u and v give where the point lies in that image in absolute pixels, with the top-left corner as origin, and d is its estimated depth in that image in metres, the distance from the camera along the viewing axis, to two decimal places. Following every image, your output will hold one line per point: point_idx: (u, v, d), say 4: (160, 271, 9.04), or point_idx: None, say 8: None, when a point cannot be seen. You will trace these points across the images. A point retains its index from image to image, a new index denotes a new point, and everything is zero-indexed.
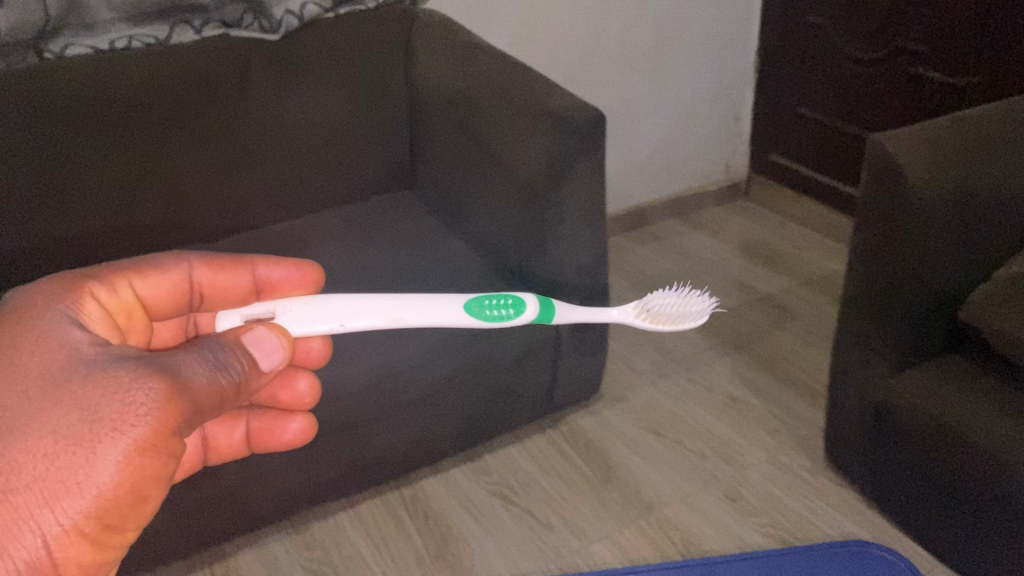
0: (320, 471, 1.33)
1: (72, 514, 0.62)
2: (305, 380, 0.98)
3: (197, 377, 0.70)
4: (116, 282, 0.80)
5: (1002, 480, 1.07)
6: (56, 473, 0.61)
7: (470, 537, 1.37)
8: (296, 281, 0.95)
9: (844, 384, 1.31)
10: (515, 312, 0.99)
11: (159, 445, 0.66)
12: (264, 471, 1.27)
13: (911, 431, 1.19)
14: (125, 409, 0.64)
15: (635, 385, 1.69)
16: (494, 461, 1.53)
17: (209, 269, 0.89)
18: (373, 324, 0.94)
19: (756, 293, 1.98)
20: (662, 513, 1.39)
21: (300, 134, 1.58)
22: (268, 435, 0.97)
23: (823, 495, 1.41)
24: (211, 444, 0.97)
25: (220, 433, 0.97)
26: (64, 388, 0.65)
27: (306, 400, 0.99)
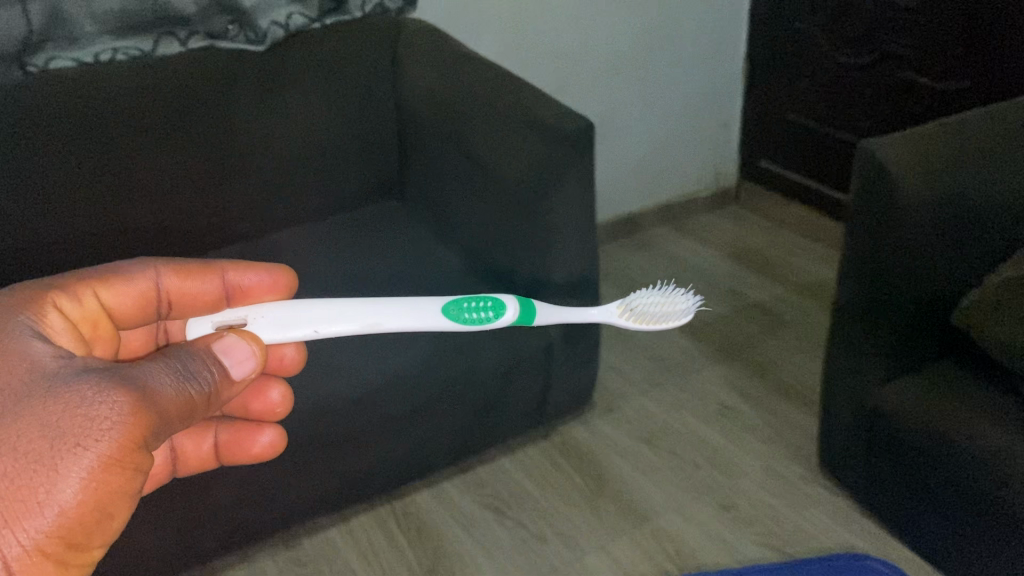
0: (306, 490, 1.29)
1: (33, 533, 0.58)
2: (276, 392, 0.96)
3: (165, 388, 0.65)
4: (80, 290, 0.77)
5: (1001, 489, 1.04)
6: (16, 491, 0.57)
7: (463, 552, 1.33)
8: (268, 285, 0.91)
9: (837, 392, 1.28)
10: (495, 315, 0.91)
11: (125, 460, 0.62)
12: (248, 491, 1.23)
13: (909, 442, 1.16)
14: (89, 423, 0.60)
15: (628, 395, 1.67)
16: (486, 472, 1.50)
17: (177, 277, 0.86)
18: (349, 331, 0.87)
19: (752, 300, 1.95)
20: (657, 524, 1.36)
21: (289, 146, 1.55)
22: (234, 447, 0.96)
23: (819, 504, 1.38)
24: (178, 455, 0.96)
25: (188, 442, 0.96)
26: (23, 402, 0.60)
27: (275, 412, 0.96)
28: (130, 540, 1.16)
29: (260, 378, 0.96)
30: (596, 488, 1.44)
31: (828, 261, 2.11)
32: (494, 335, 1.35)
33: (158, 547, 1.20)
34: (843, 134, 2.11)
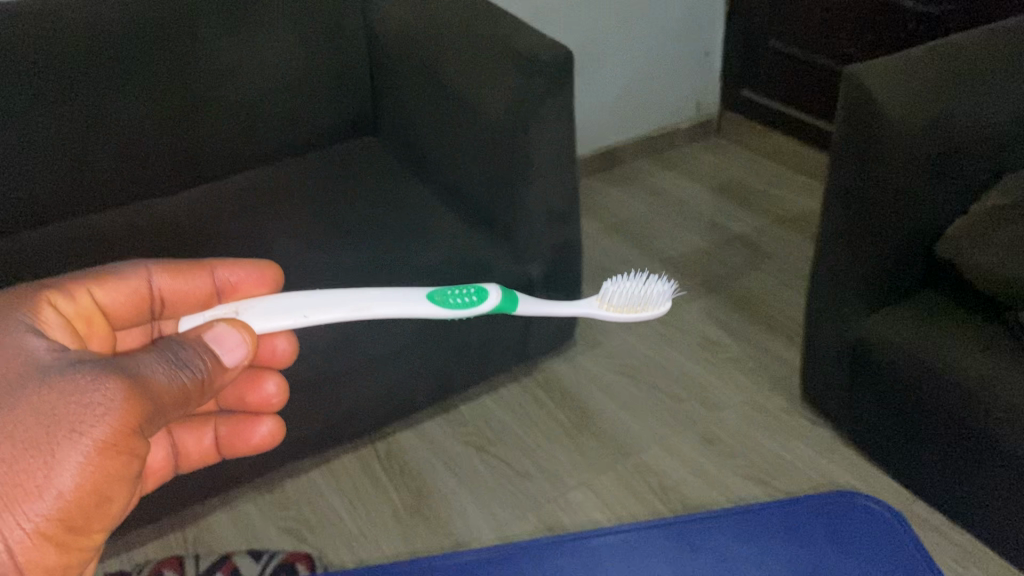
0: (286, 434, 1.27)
1: (33, 517, 0.56)
2: (273, 382, 0.91)
3: (157, 376, 0.63)
4: (74, 289, 0.73)
5: (985, 421, 1.04)
6: (14, 477, 0.55)
7: (446, 490, 1.33)
8: (257, 280, 0.87)
9: (820, 323, 1.27)
10: (479, 299, 0.88)
11: (121, 444, 0.59)
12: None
13: (891, 376, 1.16)
14: (83, 410, 0.57)
15: (610, 330, 1.65)
16: (469, 411, 1.48)
17: (169, 275, 0.81)
18: (339, 317, 0.82)
19: (733, 232, 1.93)
20: (640, 458, 1.36)
21: (256, 80, 1.49)
22: (235, 438, 0.90)
23: (801, 435, 1.38)
24: (176, 452, 0.88)
25: (185, 436, 0.89)
26: (18, 391, 0.57)
27: (272, 402, 0.92)
28: None
29: (253, 369, 0.91)
30: (579, 425, 1.43)
31: (810, 192, 2.09)
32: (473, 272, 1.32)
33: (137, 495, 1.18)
34: (827, 62, 2.07)
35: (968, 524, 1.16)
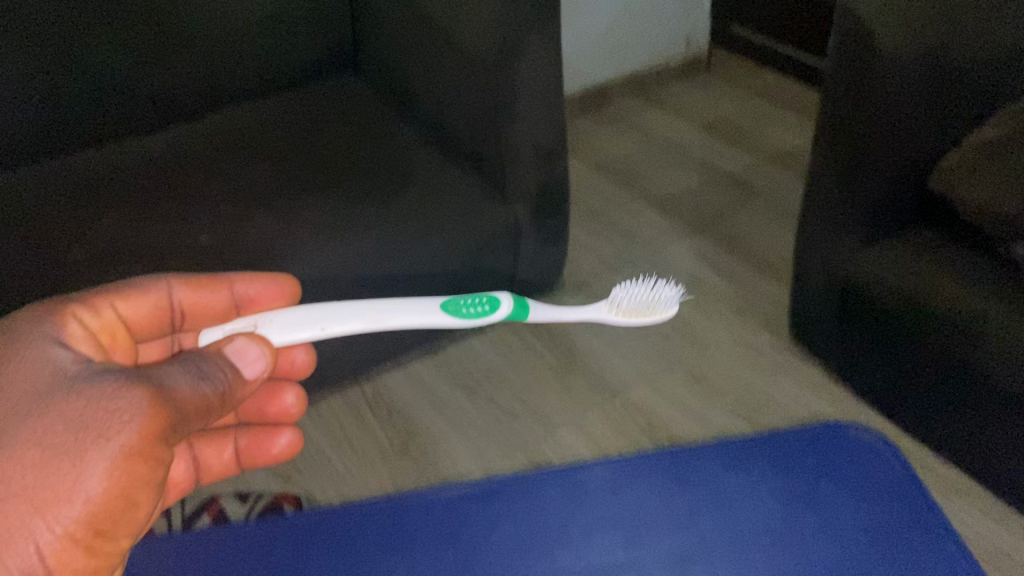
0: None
1: (64, 520, 0.61)
2: (292, 394, 1.00)
3: (179, 385, 0.69)
4: (98, 303, 0.79)
5: (977, 353, 1.03)
6: (46, 479, 0.61)
7: (435, 430, 1.33)
8: (274, 293, 0.91)
9: (810, 260, 1.26)
10: (491, 308, 0.97)
11: (146, 451, 0.64)
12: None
13: (882, 311, 1.15)
14: (110, 416, 0.63)
15: (597, 270, 1.63)
16: (456, 352, 1.47)
17: (188, 288, 0.86)
18: (355, 328, 0.90)
19: (722, 171, 1.91)
20: (628, 397, 1.36)
21: (231, 14, 1.44)
22: (256, 446, 0.97)
23: (788, 372, 1.38)
24: (199, 461, 0.96)
25: (210, 446, 0.96)
26: (48, 401, 0.64)
27: (290, 413, 1.00)
28: None
29: (272, 383, 0.99)
30: (567, 365, 1.43)
31: (800, 129, 2.07)
32: (459, 212, 1.30)
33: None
34: None
35: (957, 455, 1.17)
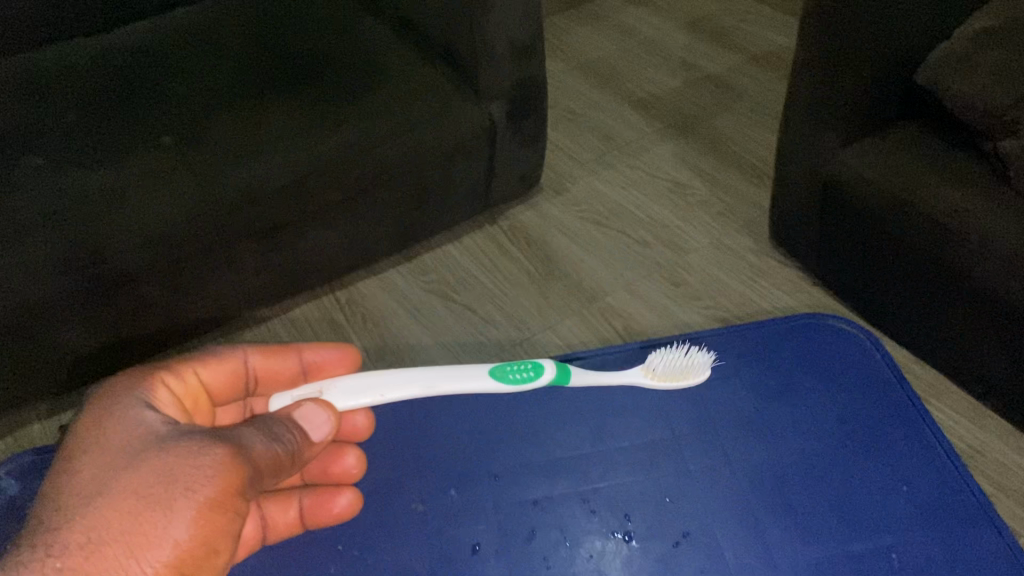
0: (239, 281, 1.21)
1: (152, 566, 0.55)
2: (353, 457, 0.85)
3: (256, 447, 0.62)
4: (182, 367, 0.73)
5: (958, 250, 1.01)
6: (137, 522, 0.55)
7: (410, 337, 1.31)
8: (340, 361, 0.84)
9: (792, 160, 1.22)
10: (535, 373, 0.86)
11: (228, 503, 0.59)
12: (183, 287, 1.15)
13: (862, 211, 1.12)
14: (195, 471, 0.58)
15: (575, 174, 1.59)
16: (431, 258, 1.44)
17: (262, 354, 0.80)
18: (412, 394, 0.82)
19: (703, 72, 1.85)
20: (606, 302, 1.34)
21: None
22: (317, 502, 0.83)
23: (767, 276, 1.36)
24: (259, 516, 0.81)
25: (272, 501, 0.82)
26: (136, 460, 0.59)
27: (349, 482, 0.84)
28: (51, 339, 1.08)
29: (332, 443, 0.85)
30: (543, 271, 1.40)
31: (783, 28, 2.01)
32: (431, 112, 1.24)
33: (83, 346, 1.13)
34: None
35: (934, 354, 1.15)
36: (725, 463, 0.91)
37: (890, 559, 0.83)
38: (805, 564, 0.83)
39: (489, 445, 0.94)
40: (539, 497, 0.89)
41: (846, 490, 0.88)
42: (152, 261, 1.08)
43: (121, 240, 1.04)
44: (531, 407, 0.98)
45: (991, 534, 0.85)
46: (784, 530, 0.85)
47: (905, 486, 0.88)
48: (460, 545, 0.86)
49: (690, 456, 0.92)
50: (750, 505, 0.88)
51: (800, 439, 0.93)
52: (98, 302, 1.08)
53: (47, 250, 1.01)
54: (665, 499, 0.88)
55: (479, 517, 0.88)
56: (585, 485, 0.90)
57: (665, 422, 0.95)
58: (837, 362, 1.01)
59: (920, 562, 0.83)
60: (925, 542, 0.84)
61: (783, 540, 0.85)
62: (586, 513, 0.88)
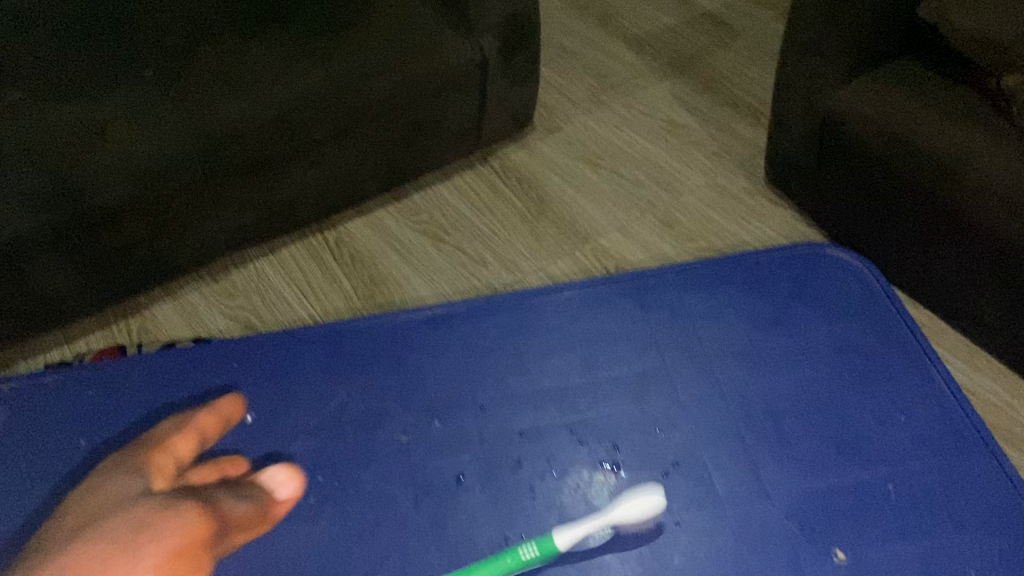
0: (231, 225, 1.08)
1: None
2: (278, 477, 0.76)
3: None
4: None
5: (967, 201, 0.93)
6: None
7: (399, 276, 1.20)
8: None
9: (787, 95, 1.13)
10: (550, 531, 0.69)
11: None
12: (170, 227, 1.02)
13: (864, 148, 1.02)
14: None
15: (567, 111, 1.49)
16: (419, 198, 1.30)
17: None
18: None
19: (695, 6, 1.76)
20: (599, 244, 1.26)
21: None
22: (245, 527, 0.73)
23: (762, 218, 1.30)
24: (180, 538, 0.70)
25: (198, 518, 0.71)
26: None
27: (280, 504, 0.74)
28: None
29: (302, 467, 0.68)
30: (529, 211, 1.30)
31: None
32: (421, 32, 1.11)
33: (42, 286, 0.98)
34: None
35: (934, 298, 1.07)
36: (725, 390, 0.83)
37: (886, 492, 0.76)
38: (803, 498, 0.76)
39: (455, 368, 0.85)
40: (526, 426, 0.80)
41: (840, 424, 0.81)
42: (139, 199, 0.95)
43: (110, 173, 0.92)
44: (517, 329, 0.88)
45: (992, 462, 0.79)
46: (777, 465, 0.78)
47: (904, 417, 0.81)
48: (432, 471, 0.77)
49: (678, 390, 0.83)
50: (742, 440, 0.80)
51: (793, 369, 0.85)
52: (69, 242, 0.95)
53: (30, 185, 0.89)
54: (656, 431, 0.80)
55: (440, 447, 0.79)
56: (573, 416, 0.81)
57: (654, 351, 0.86)
58: (835, 291, 0.92)
59: (920, 494, 0.76)
60: (925, 472, 0.78)
61: (780, 472, 0.77)
62: (574, 445, 0.79)
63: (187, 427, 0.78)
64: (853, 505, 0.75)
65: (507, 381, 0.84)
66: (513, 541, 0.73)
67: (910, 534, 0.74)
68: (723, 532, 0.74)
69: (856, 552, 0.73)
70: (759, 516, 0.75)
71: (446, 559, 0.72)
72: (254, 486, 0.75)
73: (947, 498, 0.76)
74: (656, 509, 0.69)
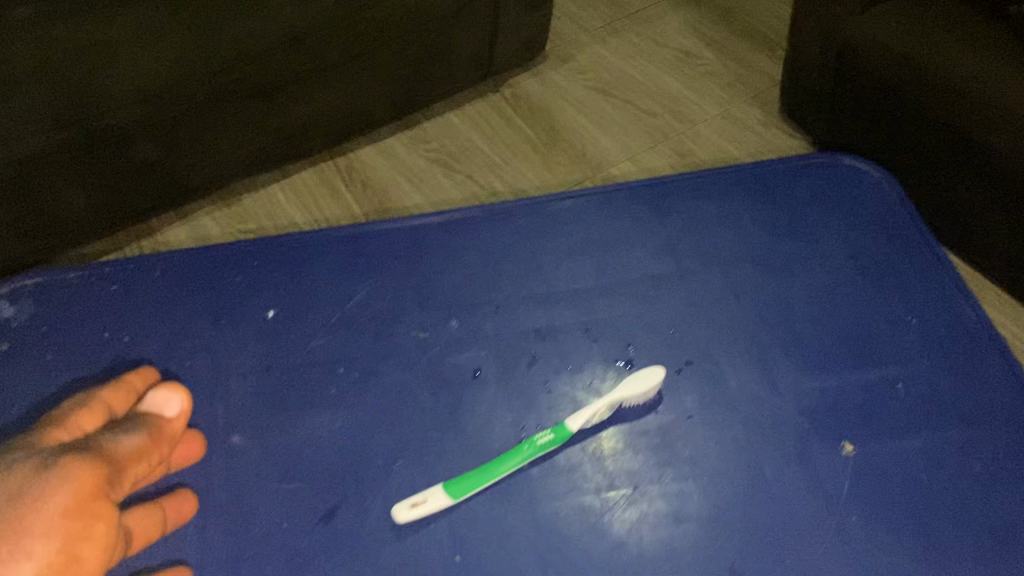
0: (250, 148, 0.74)
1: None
2: (157, 393, 0.40)
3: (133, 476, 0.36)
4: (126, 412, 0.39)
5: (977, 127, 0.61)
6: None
7: None
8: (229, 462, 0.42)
9: None
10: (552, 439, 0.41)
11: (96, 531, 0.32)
12: (178, 151, 0.69)
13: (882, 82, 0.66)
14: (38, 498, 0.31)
15: None
16: None
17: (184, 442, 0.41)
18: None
19: None
20: None
21: None
22: (142, 464, 0.36)
23: None
24: (71, 493, 0.31)
25: (91, 468, 0.33)
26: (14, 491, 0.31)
27: (171, 423, 0.39)
28: None
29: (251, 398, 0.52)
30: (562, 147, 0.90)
31: None
32: None
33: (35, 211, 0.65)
34: None
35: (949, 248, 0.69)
36: (741, 266, 0.48)
37: (894, 393, 0.43)
38: (810, 396, 0.43)
39: (396, 237, 0.51)
40: (505, 299, 0.48)
41: (866, 317, 0.46)
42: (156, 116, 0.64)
43: (121, 88, 0.61)
44: (453, 273, 0.49)
45: (1007, 355, 0.44)
46: (789, 362, 0.44)
47: (915, 318, 0.45)
48: (434, 363, 0.45)
49: (656, 293, 0.47)
50: (838, 308, 0.46)
51: (782, 195, 0.51)
52: (70, 163, 0.63)
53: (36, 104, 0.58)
54: (726, 302, 0.47)
55: (314, 345, 0.46)
56: (538, 286, 0.48)
57: (607, 221, 0.51)
58: (866, 208, 0.51)
59: (972, 413, 0.42)
60: (953, 379, 0.43)
61: (819, 357, 0.44)
62: (577, 343, 0.46)
63: (83, 399, 0.38)
64: (869, 439, 0.41)
65: (495, 262, 0.49)
66: (471, 468, 0.41)
67: (963, 456, 0.41)
68: (756, 463, 0.41)
69: (919, 486, 0.40)
70: (761, 427, 0.42)
71: (404, 456, 0.42)
72: (240, 377, 0.45)
73: (1000, 397, 0.43)
74: (656, 383, 0.42)
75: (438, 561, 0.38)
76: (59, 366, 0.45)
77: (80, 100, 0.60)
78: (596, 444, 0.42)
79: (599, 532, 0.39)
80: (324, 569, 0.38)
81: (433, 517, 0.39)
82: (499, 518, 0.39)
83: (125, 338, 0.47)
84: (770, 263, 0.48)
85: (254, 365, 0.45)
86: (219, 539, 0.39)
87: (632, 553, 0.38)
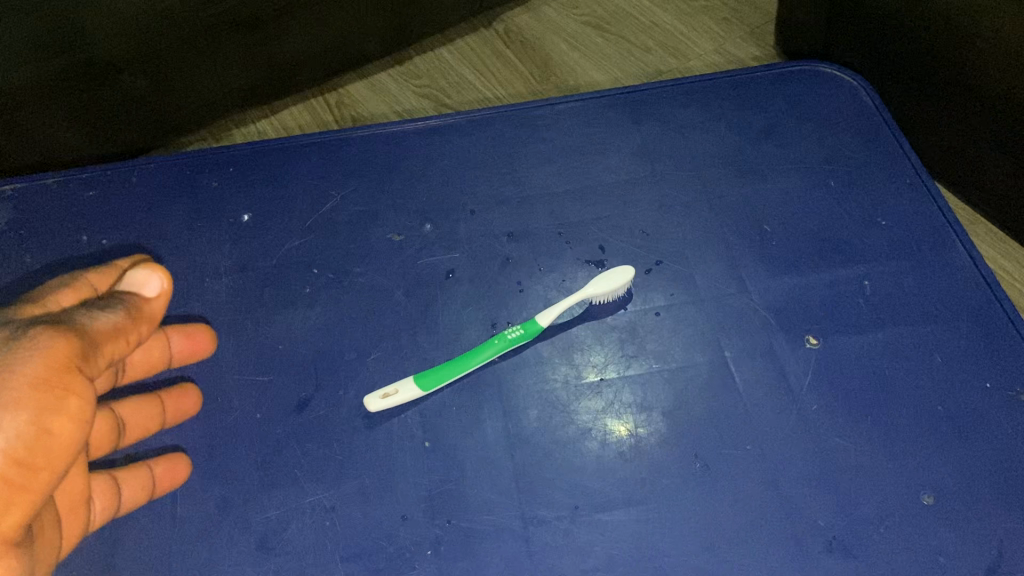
0: (239, 81, 0.72)
1: None
2: (137, 272, 0.37)
3: (109, 350, 0.33)
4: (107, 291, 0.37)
5: (977, 66, 0.55)
6: None
7: None
8: (198, 356, 0.42)
9: None
10: (522, 333, 0.41)
11: (63, 408, 0.30)
12: (167, 85, 0.67)
13: (894, 13, 0.60)
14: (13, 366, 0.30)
15: None
16: None
17: (181, 337, 0.41)
18: None
19: None
20: None
21: None
22: (119, 344, 0.34)
23: None
24: (41, 364, 0.30)
25: (62, 339, 0.31)
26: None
27: (150, 304, 0.36)
28: None
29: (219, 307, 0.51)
30: (551, 82, 0.81)
31: None
32: None
33: (17, 138, 0.64)
34: None
35: (951, 186, 0.65)
36: (715, 172, 0.48)
37: (861, 290, 0.43)
38: (779, 294, 0.43)
39: (372, 143, 0.51)
40: (481, 204, 0.48)
41: (837, 219, 0.46)
42: (154, 35, 0.62)
43: (105, 18, 0.59)
44: (426, 177, 0.49)
45: (972, 252, 0.44)
46: (758, 262, 0.45)
47: (885, 221, 0.46)
48: (407, 264, 0.46)
49: (630, 199, 0.48)
50: (808, 210, 0.46)
51: (758, 103, 0.51)
52: (53, 91, 0.61)
53: (18, 35, 0.56)
54: (699, 206, 0.47)
55: (289, 247, 0.46)
56: (513, 192, 0.48)
57: (584, 129, 0.51)
58: (842, 115, 0.51)
59: (936, 308, 0.42)
60: (920, 279, 0.43)
61: (786, 255, 0.45)
62: (549, 245, 0.46)
63: (67, 279, 0.37)
64: (834, 334, 0.42)
65: (471, 169, 0.49)
66: (442, 361, 0.42)
67: (924, 349, 0.41)
68: (721, 357, 0.41)
69: (881, 375, 0.40)
70: (729, 322, 0.43)
71: (377, 351, 0.43)
72: (214, 279, 0.45)
73: (964, 293, 0.43)
74: (625, 283, 0.43)
75: (409, 447, 0.39)
76: (36, 267, 0.46)
77: (62, 32, 0.58)
78: (565, 339, 0.43)
79: (566, 421, 0.40)
80: (298, 454, 0.39)
81: (406, 406, 0.40)
82: (469, 408, 0.40)
83: (102, 241, 0.47)
84: (743, 163, 0.49)
85: (230, 267, 0.46)
86: (198, 429, 0.40)
87: (598, 439, 0.39)
